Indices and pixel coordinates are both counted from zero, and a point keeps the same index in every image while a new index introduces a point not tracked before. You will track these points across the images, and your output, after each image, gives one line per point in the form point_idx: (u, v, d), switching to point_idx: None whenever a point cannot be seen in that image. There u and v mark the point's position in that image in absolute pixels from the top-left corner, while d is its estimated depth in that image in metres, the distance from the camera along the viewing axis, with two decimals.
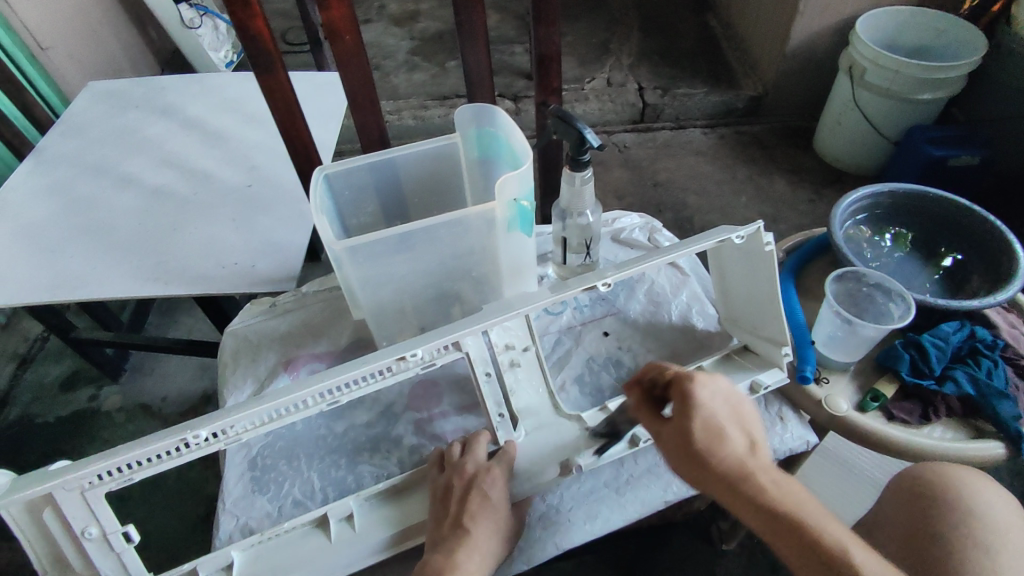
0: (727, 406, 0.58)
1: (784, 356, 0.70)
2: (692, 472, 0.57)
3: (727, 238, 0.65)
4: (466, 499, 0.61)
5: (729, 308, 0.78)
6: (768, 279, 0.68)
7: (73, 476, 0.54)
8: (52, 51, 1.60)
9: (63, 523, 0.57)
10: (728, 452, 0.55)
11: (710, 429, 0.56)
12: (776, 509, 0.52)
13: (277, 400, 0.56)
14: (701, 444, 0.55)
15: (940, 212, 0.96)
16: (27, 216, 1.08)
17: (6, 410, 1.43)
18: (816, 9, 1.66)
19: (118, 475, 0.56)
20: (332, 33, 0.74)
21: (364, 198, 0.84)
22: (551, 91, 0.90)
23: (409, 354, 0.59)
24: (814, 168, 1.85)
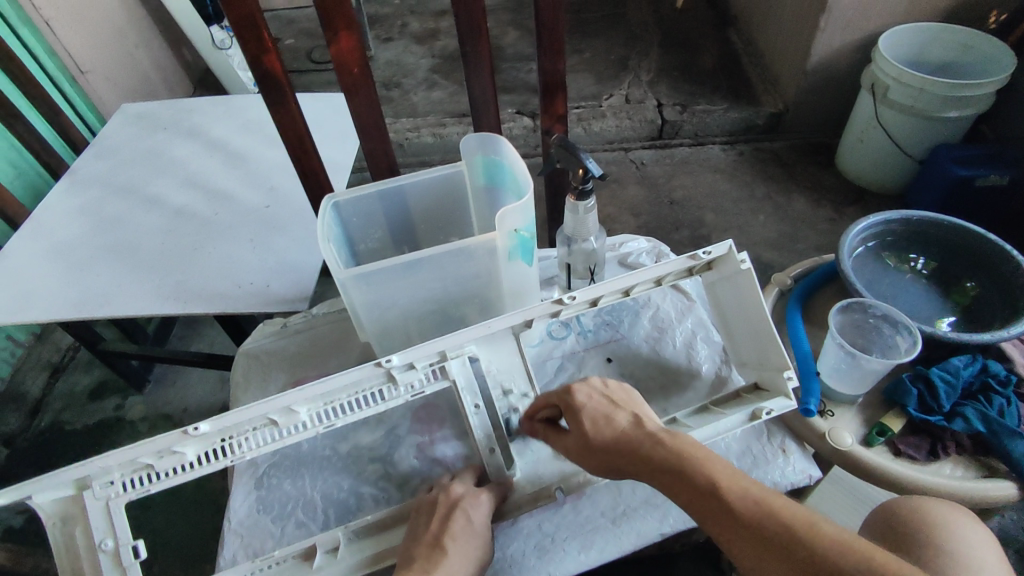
0: (607, 400, 0.64)
1: (789, 382, 0.66)
2: (605, 465, 0.60)
3: (697, 255, 0.70)
4: (449, 517, 0.62)
5: (737, 349, 0.76)
6: (752, 301, 0.69)
7: (104, 479, 0.63)
8: (90, 74, 1.68)
9: (87, 536, 0.62)
10: (613, 432, 0.60)
11: (597, 421, 0.61)
12: (659, 464, 0.55)
13: (275, 400, 0.64)
14: (593, 434, 0.60)
15: (960, 240, 0.94)
16: (59, 235, 1.14)
17: (38, 417, 1.49)
18: (837, 25, 1.64)
19: (139, 485, 0.63)
20: (341, 66, 0.76)
21: (373, 223, 0.86)
22: (556, 118, 0.91)
23: (386, 359, 0.66)
24: (835, 185, 1.82)
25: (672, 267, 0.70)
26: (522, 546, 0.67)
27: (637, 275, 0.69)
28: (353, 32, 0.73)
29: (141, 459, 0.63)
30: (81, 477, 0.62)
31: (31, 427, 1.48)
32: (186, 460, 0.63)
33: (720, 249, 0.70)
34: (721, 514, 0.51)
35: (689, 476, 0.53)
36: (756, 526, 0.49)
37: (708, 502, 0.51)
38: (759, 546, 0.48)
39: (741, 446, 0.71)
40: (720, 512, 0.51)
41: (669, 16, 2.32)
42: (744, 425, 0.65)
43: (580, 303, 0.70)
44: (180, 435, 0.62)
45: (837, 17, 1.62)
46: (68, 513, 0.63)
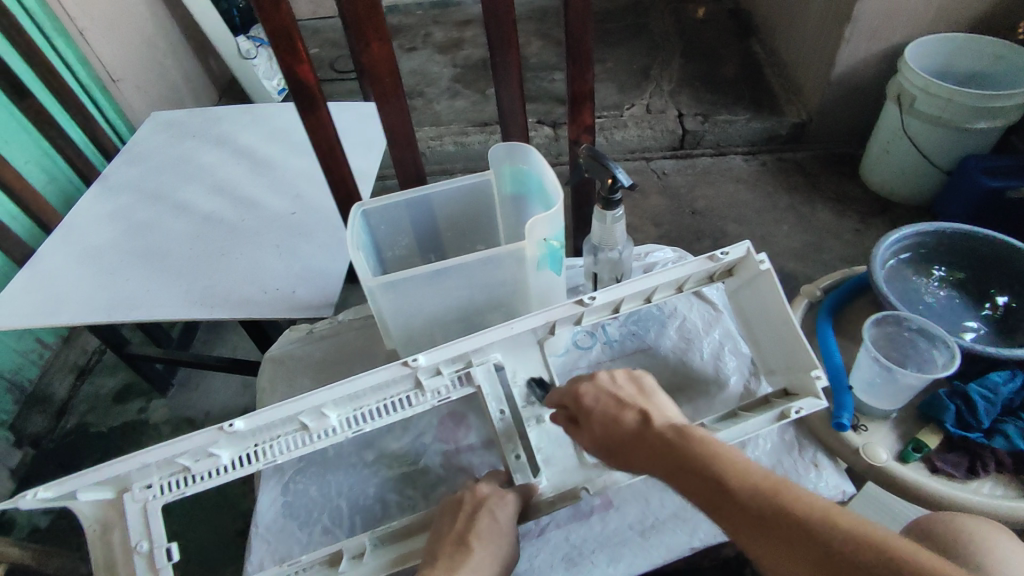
0: (614, 398, 0.61)
1: (817, 380, 0.64)
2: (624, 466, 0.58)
3: (716, 255, 0.71)
4: (474, 517, 0.62)
5: (765, 357, 0.74)
6: (774, 303, 0.69)
7: (142, 482, 0.64)
8: (122, 83, 1.72)
9: (124, 539, 0.63)
10: (623, 433, 0.58)
11: (605, 423, 0.59)
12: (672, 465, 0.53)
13: (306, 400, 0.65)
14: (607, 437, 0.59)
15: (988, 252, 0.93)
16: (91, 240, 1.16)
17: (65, 419, 1.52)
18: (862, 35, 1.62)
19: (175, 488, 0.64)
20: (373, 75, 0.77)
21: (400, 232, 0.87)
22: (584, 129, 0.91)
23: (412, 359, 0.67)
24: (860, 196, 1.79)
25: (692, 270, 0.71)
26: (549, 557, 0.67)
27: (657, 278, 0.69)
28: (385, 41, 0.74)
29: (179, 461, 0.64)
30: (120, 481, 0.64)
31: (58, 429, 1.50)
32: (222, 462, 0.65)
33: (738, 250, 0.71)
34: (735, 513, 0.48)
35: (705, 476, 0.51)
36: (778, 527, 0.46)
37: (725, 503, 0.49)
38: (775, 541, 0.46)
39: (772, 460, 0.70)
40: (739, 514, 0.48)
41: (690, 27, 2.32)
42: (773, 425, 0.64)
43: (601, 304, 0.70)
44: (216, 432, 0.64)
45: (862, 27, 1.60)
46: (108, 519, 0.64)
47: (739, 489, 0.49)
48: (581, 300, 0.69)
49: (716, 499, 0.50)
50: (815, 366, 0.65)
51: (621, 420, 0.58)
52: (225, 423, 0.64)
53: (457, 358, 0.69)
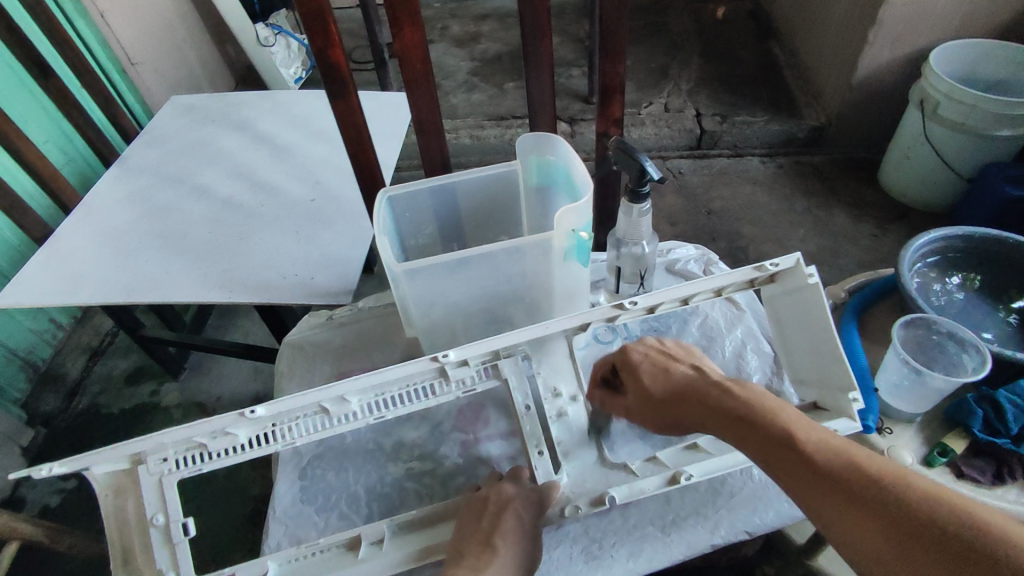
0: (662, 355, 0.67)
1: (854, 402, 0.63)
2: (668, 418, 0.64)
3: (761, 268, 0.70)
4: (500, 516, 0.62)
5: (795, 365, 0.72)
6: (818, 315, 0.68)
7: (157, 455, 0.64)
8: (141, 66, 1.72)
9: (140, 509, 0.64)
10: (670, 383, 0.64)
11: (654, 372, 0.65)
12: (722, 410, 0.57)
13: (331, 389, 0.64)
14: (654, 385, 0.65)
15: (1010, 255, 0.93)
16: (109, 220, 1.16)
17: (76, 399, 1.53)
18: (886, 39, 1.61)
19: (192, 463, 0.64)
20: (404, 61, 0.76)
21: (423, 220, 0.86)
22: (612, 121, 0.90)
23: (443, 355, 0.66)
24: (878, 202, 1.78)
25: (733, 279, 0.70)
26: (567, 549, 0.66)
27: (699, 285, 0.68)
28: (418, 27, 0.74)
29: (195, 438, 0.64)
30: (135, 452, 0.64)
31: (70, 409, 1.51)
32: (240, 441, 0.65)
33: (787, 260, 0.70)
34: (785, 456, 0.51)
35: (758, 421, 0.54)
36: (818, 462, 0.48)
37: (773, 448, 0.52)
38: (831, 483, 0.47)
39: None
40: (779, 450, 0.51)
41: (709, 27, 2.31)
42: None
43: (640, 309, 0.69)
44: (238, 417, 0.63)
45: (886, 31, 1.59)
46: (121, 486, 0.64)
47: (795, 437, 0.51)
48: (621, 305, 0.68)
49: (756, 436, 0.53)
50: (852, 388, 0.64)
51: (672, 370, 0.64)
52: (246, 409, 0.64)
53: (487, 352, 0.68)
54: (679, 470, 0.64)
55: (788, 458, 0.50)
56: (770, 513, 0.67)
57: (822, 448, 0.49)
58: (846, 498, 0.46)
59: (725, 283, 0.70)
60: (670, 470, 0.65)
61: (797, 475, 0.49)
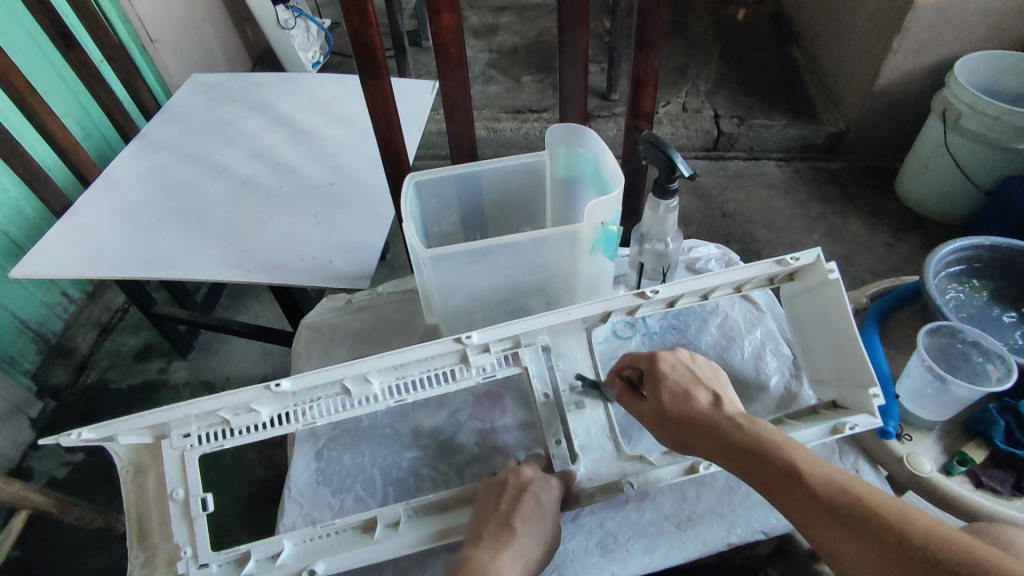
0: (690, 375, 0.64)
1: (874, 399, 0.63)
2: (683, 446, 0.60)
3: (785, 261, 0.70)
4: (519, 499, 0.62)
5: (813, 365, 0.72)
6: (840, 316, 0.68)
7: (180, 430, 0.64)
8: (160, 43, 1.71)
9: (160, 482, 0.64)
10: (687, 407, 0.60)
11: (675, 393, 0.62)
12: (739, 444, 0.55)
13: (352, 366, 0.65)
14: (672, 409, 0.61)
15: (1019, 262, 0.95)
16: (128, 196, 1.16)
17: (85, 373, 1.53)
18: (911, 47, 1.60)
19: (214, 439, 0.64)
20: (440, 46, 0.76)
21: (447, 207, 0.86)
22: (642, 116, 0.90)
23: (466, 336, 0.67)
24: (894, 211, 1.77)
25: (755, 274, 0.70)
26: (582, 540, 0.67)
27: (720, 276, 0.68)
28: (456, 12, 0.73)
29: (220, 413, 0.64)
30: (159, 427, 0.64)
31: (78, 382, 1.51)
32: (260, 419, 0.65)
33: (808, 256, 0.70)
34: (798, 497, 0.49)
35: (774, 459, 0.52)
36: (840, 509, 0.47)
37: (787, 486, 0.50)
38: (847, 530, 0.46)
39: None
40: (794, 492, 0.50)
41: (729, 28, 2.30)
42: (825, 439, 0.64)
43: (660, 300, 0.69)
44: (263, 388, 0.63)
45: (911, 39, 1.58)
46: (143, 461, 0.65)
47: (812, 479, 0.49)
48: (644, 295, 0.69)
49: (766, 469, 0.52)
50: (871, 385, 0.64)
51: (694, 396, 0.61)
52: (272, 382, 0.64)
53: (506, 337, 0.68)
54: (697, 459, 0.64)
55: (809, 500, 0.49)
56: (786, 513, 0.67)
57: (841, 492, 0.48)
58: (867, 544, 0.45)
59: (747, 277, 0.70)
60: (687, 460, 0.65)
61: (816, 520, 0.48)
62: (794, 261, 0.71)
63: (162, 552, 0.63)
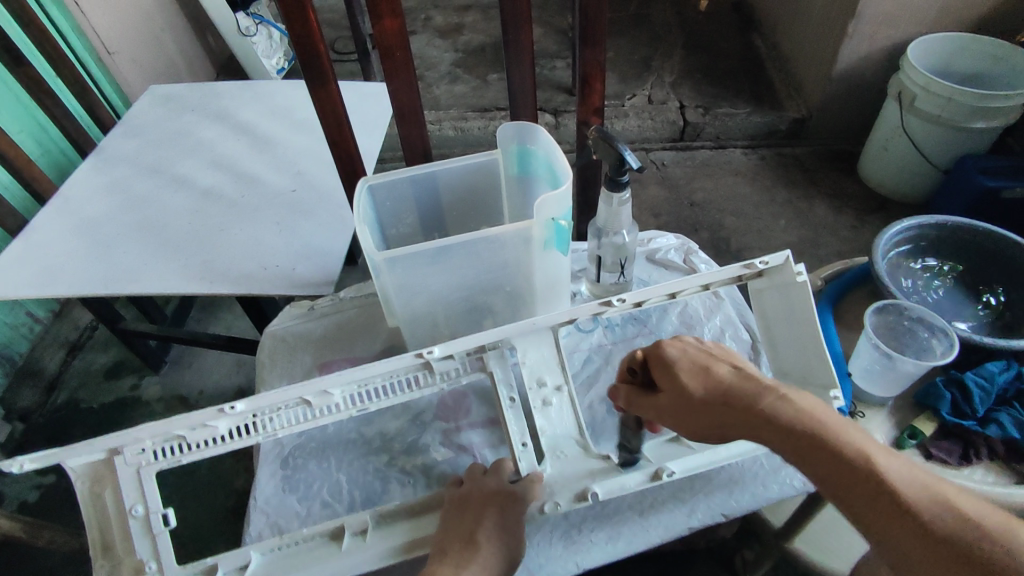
0: (705, 353, 0.60)
1: (834, 401, 0.64)
2: (710, 428, 0.56)
3: (752, 265, 0.70)
4: (483, 513, 0.62)
5: (780, 360, 0.74)
6: (802, 314, 0.69)
7: (135, 446, 0.63)
8: (117, 55, 1.68)
9: (118, 499, 0.63)
10: (717, 386, 0.56)
11: (696, 374, 0.58)
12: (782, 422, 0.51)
13: (307, 386, 0.65)
14: (696, 390, 0.57)
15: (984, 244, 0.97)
16: (86, 212, 1.15)
17: (54, 393, 1.51)
18: (866, 32, 1.63)
19: (171, 454, 0.64)
20: (384, 50, 0.76)
21: (404, 210, 0.86)
22: (592, 110, 0.91)
23: (428, 353, 0.68)
24: (857, 193, 1.81)
25: (722, 275, 0.70)
26: (549, 534, 0.67)
27: (689, 280, 0.69)
28: (398, 16, 0.73)
29: (174, 429, 0.63)
30: (113, 444, 0.63)
31: (48, 403, 1.49)
32: (218, 433, 0.64)
33: (777, 258, 0.70)
34: (864, 489, 0.46)
35: (826, 444, 0.48)
36: (903, 503, 0.44)
37: (850, 476, 0.47)
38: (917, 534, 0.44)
39: None
40: (856, 482, 0.46)
41: (692, 19, 2.32)
42: None
43: (627, 305, 0.70)
44: (216, 411, 0.64)
45: (866, 24, 1.61)
46: (98, 475, 0.63)
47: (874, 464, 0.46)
48: (609, 304, 0.70)
49: (816, 451, 0.48)
50: (833, 386, 0.65)
51: (715, 371, 0.57)
52: (225, 404, 0.64)
53: (470, 343, 0.69)
54: (661, 466, 0.65)
55: (868, 489, 0.46)
56: (745, 497, 0.69)
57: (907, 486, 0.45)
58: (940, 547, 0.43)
59: (714, 278, 0.70)
60: (653, 467, 0.66)
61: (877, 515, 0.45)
62: (761, 263, 0.71)
63: (127, 564, 0.63)
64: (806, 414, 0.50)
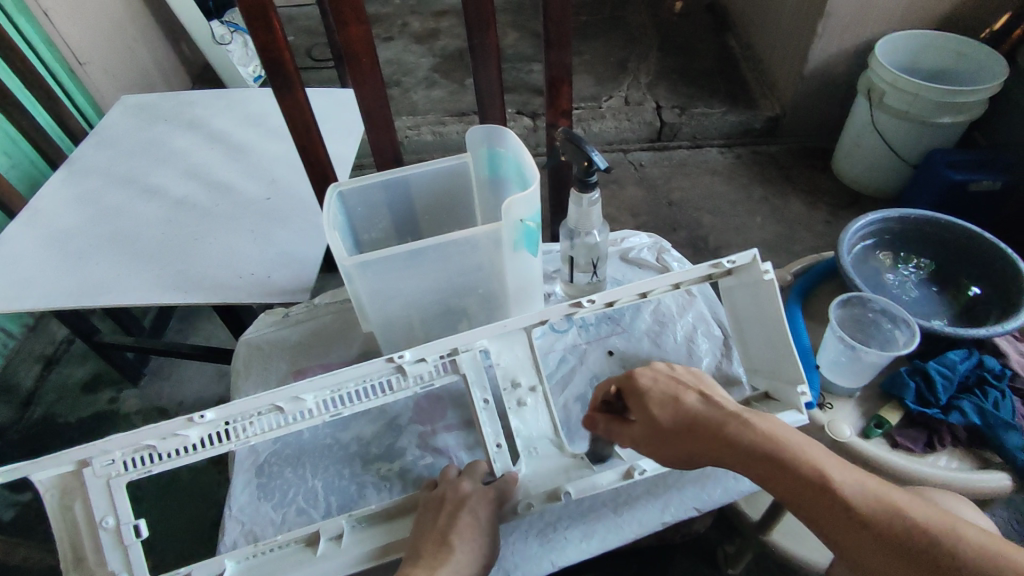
0: (672, 381, 0.64)
1: (801, 396, 0.66)
2: (681, 456, 0.60)
3: (719, 264, 0.71)
4: (456, 515, 0.62)
5: (750, 356, 0.75)
6: (769, 309, 0.70)
7: (104, 458, 0.62)
8: (88, 65, 1.67)
9: (88, 511, 0.63)
10: (685, 415, 0.60)
11: (665, 403, 0.62)
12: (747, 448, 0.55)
13: (278, 392, 0.65)
14: (666, 419, 0.61)
15: (950, 237, 0.99)
16: (57, 224, 1.13)
17: (30, 409, 1.48)
18: (834, 31, 1.66)
19: (141, 465, 0.63)
20: (351, 56, 0.76)
21: (376, 215, 0.87)
22: (560, 113, 0.92)
23: (398, 357, 0.68)
24: (831, 189, 1.84)
25: (691, 275, 0.71)
26: (526, 533, 0.68)
27: (658, 279, 0.70)
28: (364, 23, 0.74)
29: (144, 439, 0.63)
30: (83, 456, 0.62)
31: (24, 419, 1.46)
32: (189, 442, 0.64)
33: (743, 257, 0.70)
34: (825, 506, 0.49)
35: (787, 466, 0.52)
36: (861, 516, 0.48)
37: (809, 495, 0.50)
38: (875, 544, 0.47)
39: None
40: (817, 500, 0.50)
41: (667, 20, 2.35)
42: None
43: (598, 305, 0.71)
44: (186, 419, 0.63)
45: (834, 23, 1.64)
46: (68, 488, 0.63)
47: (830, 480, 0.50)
48: (578, 305, 0.70)
49: (778, 474, 0.52)
50: (800, 381, 0.66)
51: (683, 401, 0.61)
52: (195, 412, 0.64)
53: (442, 346, 0.69)
54: (632, 465, 0.66)
55: (828, 505, 0.49)
56: (717, 490, 0.70)
57: (861, 498, 0.48)
58: (887, 551, 0.46)
59: (683, 277, 0.71)
60: (624, 465, 0.67)
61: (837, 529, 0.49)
62: (728, 261, 0.72)
63: None
64: (768, 436, 0.54)
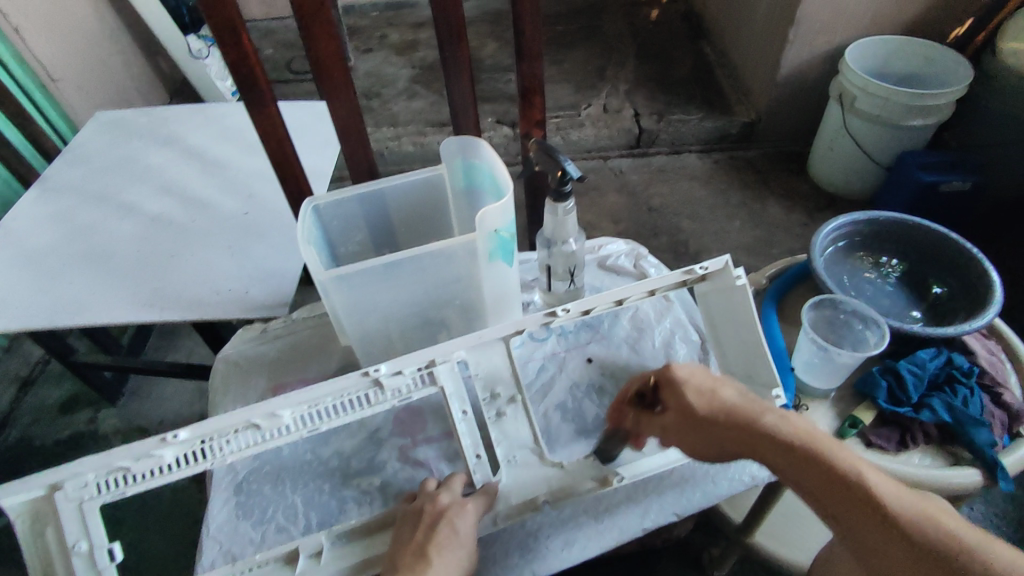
0: (708, 373, 0.64)
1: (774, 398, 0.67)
2: (711, 447, 0.62)
3: (692, 271, 0.71)
4: (434, 528, 0.61)
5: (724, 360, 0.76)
6: (742, 314, 0.71)
7: (77, 481, 0.62)
8: (62, 82, 1.65)
9: (60, 536, 0.61)
10: (722, 407, 0.61)
11: (702, 394, 0.62)
12: (786, 446, 0.56)
13: (255, 409, 0.65)
14: (699, 409, 0.61)
15: (918, 239, 1.01)
16: (29, 243, 1.11)
17: (5, 432, 1.45)
18: (805, 37, 1.69)
19: (114, 487, 0.62)
20: (323, 71, 0.77)
21: (353, 227, 0.86)
22: (534, 123, 0.93)
23: (374, 369, 0.68)
24: (808, 192, 1.87)
25: (665, 282, 0.71)
26: (506, 543, 0.67)
27: (632, 287, 0.70)
28: (336, 38, 0.74)
29: (119, 460, 0.62)
30: (55, 480, 0.61)
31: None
32: (164, 462, 0.63)
33: (716, 264, 0.71)
34: (862, 509, 0.52)
35: (826, 467, 0.54)
36: (899, 522, 0.50)
37: (847, 496, 0.53)
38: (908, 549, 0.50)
39: None
40: (855, 503, 0.52)
41: (644, 29, 2.38)
42: None
43: (573, 313, 0.71)
44: (160, 439, 0.63)
45: (805, 30, 1.67)
46: (40, 513, 0.62)
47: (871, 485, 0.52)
48: (553, 313, 0.71)
49: (817, 472, 0.54)
50: (774, 385, 0.68)
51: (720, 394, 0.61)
52: (169, 432, 0.63)
53: (419, 359, 0.69)
54: (611, 472, 0.67)
55: (866, 508, 0.52)
56: (696, 495, 0.70)
57: (898, 503, 0.51)
58: (919, 557, 0.49)
59: (657, 284, 0.71)
60: (602, 472, 0.68)
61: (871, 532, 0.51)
62: (702, 267, 0.72)
63: None
64: (806, 435, 0.57)
